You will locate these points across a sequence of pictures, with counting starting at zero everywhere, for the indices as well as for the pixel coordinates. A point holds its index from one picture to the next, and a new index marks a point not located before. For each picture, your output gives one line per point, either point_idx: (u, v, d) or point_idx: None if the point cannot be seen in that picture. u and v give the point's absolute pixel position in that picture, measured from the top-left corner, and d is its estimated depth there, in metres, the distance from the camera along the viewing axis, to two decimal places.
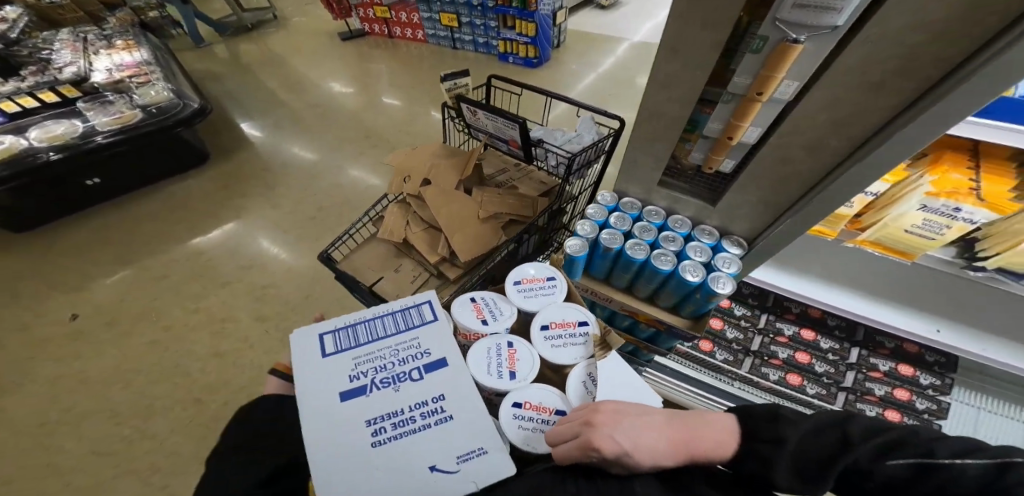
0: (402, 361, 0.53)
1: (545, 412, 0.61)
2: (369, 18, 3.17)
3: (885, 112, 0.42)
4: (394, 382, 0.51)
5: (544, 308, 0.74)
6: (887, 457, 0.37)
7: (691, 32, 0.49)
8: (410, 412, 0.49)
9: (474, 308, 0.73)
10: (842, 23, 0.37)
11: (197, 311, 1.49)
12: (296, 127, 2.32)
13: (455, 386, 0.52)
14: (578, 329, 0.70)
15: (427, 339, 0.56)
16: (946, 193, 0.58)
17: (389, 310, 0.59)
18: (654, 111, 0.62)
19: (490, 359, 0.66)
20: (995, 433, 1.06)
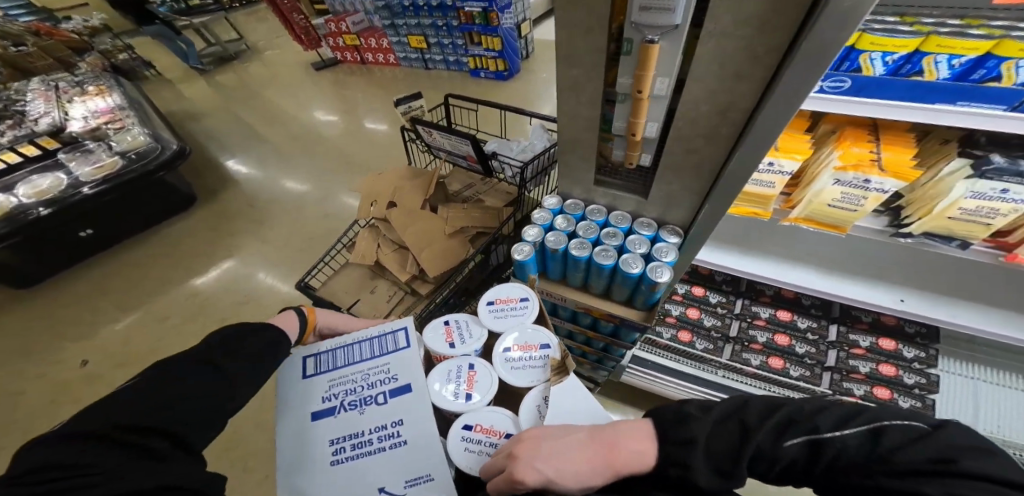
0: (371, 386, 0.59)
1: (493, 435, 0.62)
2: (340, 46, 3.30)
3: (751, 100, 0.45)
4: (360, 405, 0.57)
5: (510, 330, 0.73)
6: (784, 439, 0.40)
7: (577, 39, 0.51)
8: (370, 434, 0.54)
9: (445, 331, 0.74)
10: (683, 20, 0.41)
11: None
12: (279, 160, 2.39)
13: (415, 412, 0.56)
14: (539, 352, 0.69)
15: (397, 366, 0.60)
16: (852, 166, 0.60)
17: (369, 334, 0.64)
18: (569, 115, 0.64)
19: (448, 381, 0.68)
20: (992, 405, 1.02)
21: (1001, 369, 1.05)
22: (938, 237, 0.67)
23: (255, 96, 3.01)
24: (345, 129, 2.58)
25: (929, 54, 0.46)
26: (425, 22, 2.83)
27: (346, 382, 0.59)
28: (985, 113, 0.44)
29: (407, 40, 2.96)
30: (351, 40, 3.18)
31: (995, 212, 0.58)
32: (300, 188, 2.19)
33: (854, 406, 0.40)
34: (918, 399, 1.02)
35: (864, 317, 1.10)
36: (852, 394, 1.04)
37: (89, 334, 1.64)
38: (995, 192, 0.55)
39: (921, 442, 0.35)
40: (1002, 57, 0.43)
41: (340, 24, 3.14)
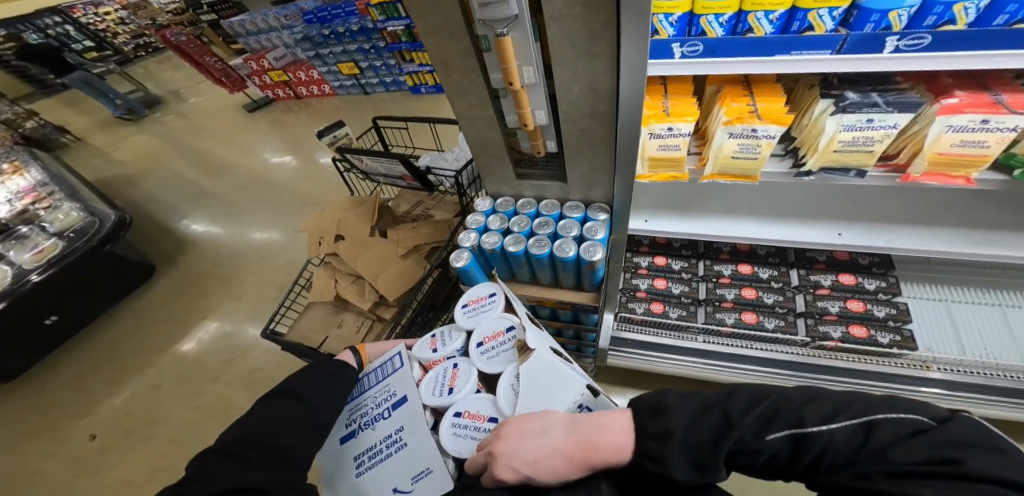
0: (376, 406, 0.63)
1: (480, 420, 0.61)
2: (268, 84, 3.27)
3: (610, 72, 0.48)
4: (371, 423, 0.61)
5: (480, 323, 0.71)
6: (768, 433, 0.35)
7: (445, 46, 0.53)
8: (382, 445, 0.59)
9: (427, 339, 0.73)
10: (521, 10, 0.43)
11: (194, 413, 1.53)
12: (234, 212, 2.35)
13: (416, 419, 0.59)
14: (506, 336, 0.67)
15: (394, 383, 0.63)
16: (738, 119, 0.65)
17: (373, 364, 0.68)
18: (468, 119, 0.65)
19: (435, 379, 0.66)
20: (972, 321, 1.04)
21: (967, 285, 1.09)
22: (834, 170, 0.70)
23: (197, 152, 2.94)
24: (295, 168, 2.56)
25: (751, 12, 0.51)
26: (351, 48, 2.85)
27: (358, 407, 0.63)
28: (817, 58, 0.50)
29: (338, 68, 2.98)
30: (278, 76, 3.17)
31: (870, 140, 0.62)
32: (258, 236, 2.15)
33: (842, 395, 0.35)
34: (895, 332, 1.03)
35: (819, 256, 1.14)
36: (830, 337, 1.05)
37: (74, 426, 1.59)
38: (862, 122, 0.60)
39: (909, 437, 0.31)
40: (806, 9, 0.49)
41: (259, 61, 3.11)
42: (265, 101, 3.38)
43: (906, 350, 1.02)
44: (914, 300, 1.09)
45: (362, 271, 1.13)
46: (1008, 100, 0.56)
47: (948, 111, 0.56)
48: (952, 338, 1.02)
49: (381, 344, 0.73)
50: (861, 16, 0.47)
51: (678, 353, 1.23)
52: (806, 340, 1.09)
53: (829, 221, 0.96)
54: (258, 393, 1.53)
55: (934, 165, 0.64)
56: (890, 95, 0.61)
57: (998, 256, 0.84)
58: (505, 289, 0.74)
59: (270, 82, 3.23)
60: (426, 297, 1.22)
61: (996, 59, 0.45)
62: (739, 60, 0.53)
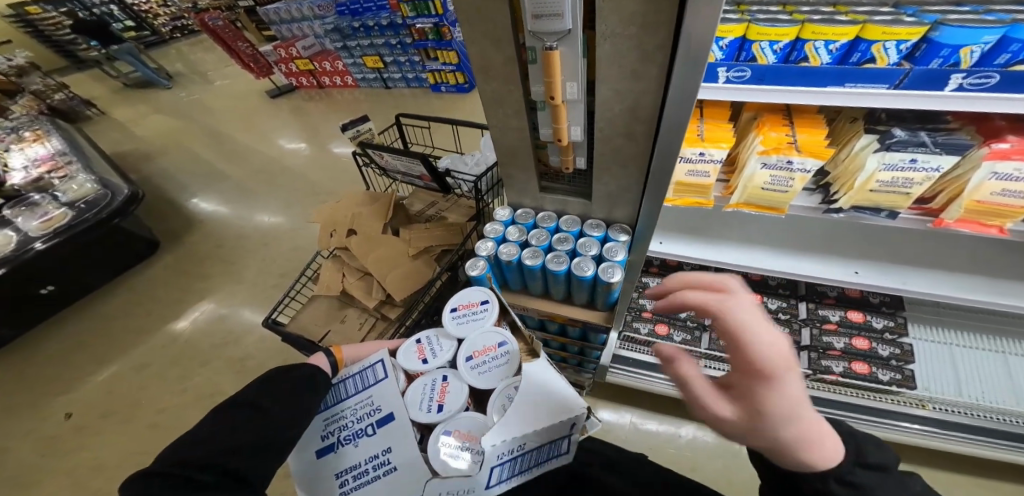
0: (358, 421, 0.58)
1: (472, 440, 0.59)
2: (293, 72, 3.32)
3: (655, 94, 0.47)
4: (354, 440, 0.57)
5: (471, 335, 0.70)
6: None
7: (488, 52, 0.52)
8: (366, 466, 0.54)
9: (416, 349, 0.70)
10: (574, 25, 0.42)
11: (183, 394, 1.52)
12: (245, 195, 2.35)
13: (404, 437, 0.56)
14: (499, 350, 0.67)
15: (378, 398, 0.58)
16: (774, 150, 0.66)
17: (349, 370, 0.63)
18: (500, 127, 0.64)
19: (423, 393, 0.64)
20: (974, 366, 1.02)
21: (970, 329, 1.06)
22: (865, 210, 0.70)
23: (215, 133, 2.96)
24: (310, 155, 2.57)
25: (809, 41, 0.50)
26: (378, 42, 2.89)
27: (337, 419, 0.59)
28: (872, 91, 0.50)
29: (362, 61, 3.03)
30: (304, 65, 3.22)
31: (911, 182, 0.62)
32: (266, 221, 2.14)
33: None
34: (897, 371, 1.01)
35: (829, 292, 1.13)
36: (831, 371, 1.04)
37: (62, 397, 1.58)
38: (904, 162, 0.60)
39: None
40: (870, 40, 0.48)
41: (289, 49, 3.15)
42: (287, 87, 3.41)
43: (905, 389, 1.01)
44: (920, 342, 1.06)
45: (371, 268, 1.12)
46: None
47: (997, 156, 0.55)
48: (950, 379, 1.01)
49: (359, 348, 0.71)
50: (930, 50, 0.47)
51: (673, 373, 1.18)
52: (807, 373, 1.08)
53: (844, 257, 0.95)
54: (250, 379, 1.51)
55: (969, 212, 0.63)
56: (939, 135, 0.60)
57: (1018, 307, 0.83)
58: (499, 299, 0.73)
59: (296, 70, 3.28)
60: (433, 300, 1.20)
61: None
62: (790, 91, 0.53)
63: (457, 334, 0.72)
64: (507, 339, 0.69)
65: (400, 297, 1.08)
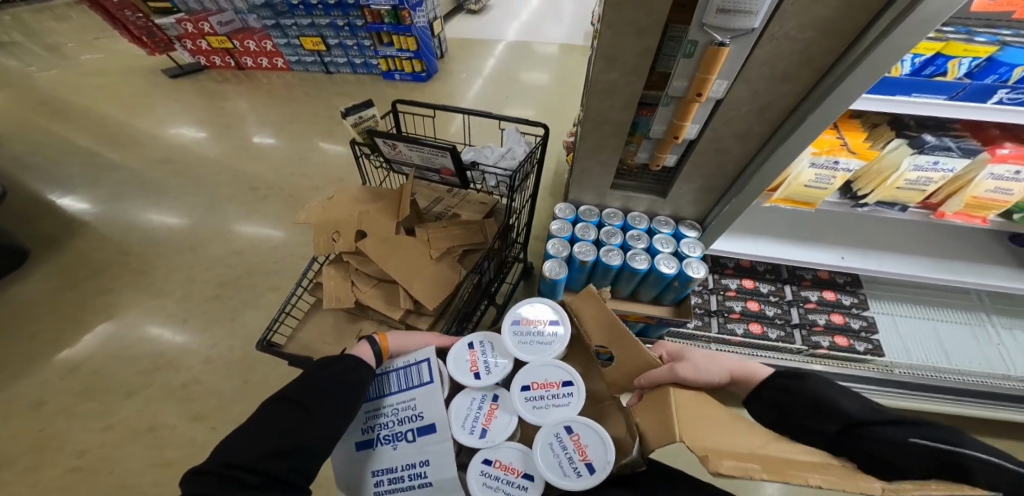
0: (401, 422, 0.57)
1: (513, 474, 0.56)
2: (202, 49, 2.92)
3: (793, 98, 0.49)
4: (394, 441, 0.57)
5: (533, 361, 0.63)
6: (905, 432, 0.35)
7: (624, 41, 0.49)
8: (403, 471, 0.54)
9: (469, 357, 0.65)
10: (759, 25, 0.42)
11: (107, 433, 1.24)
12: (151, 194, 2.02)
13: (441, 451, 0.55)
14: (562, 390, 0.60)
15: (422, 403, 0.57)
16: (825, 151, 0.73)
17: (396, 365, 0.62)
18: (597, 120, 0.61)
19: (467, 410, 0.61)
20: (911, 331, 1.32)
21: (902, 301, 1.37)
22: (884, 204, 0.80)
23: (107, 122, 2.56)
24: (227, 147, 2.27)
25: None
26: (321, 22, 2.64)
27: (378, 414, 0.59)
28: (932, 102, 0.57)
29: (299, 41, 2.73)
30: (219, 42, 2.83)
31: (929, 181, 0.72)
32: (196, 222, 1.84)
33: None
34: (868, 341, 1.25)
35: (806, 275, 1.35)
36: (821, 346, 1.25)
37: None
38: (929, 164, 0.69)
39: None
40: (951, 55, 0.54)
41: (198, 24, 2.74)
42: (193, 67, 3.01)
43: (876, 357, 1.24)
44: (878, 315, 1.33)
45: (394, 275, 1.01)
46: None
47: (998, 159, 0.67)
48: (900, 346, 1.28)
49: (406, 338, 0.66)
50: (990, 67, 0.54)
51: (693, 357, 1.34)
52: (801, 348, 1.28)
53: (831, 245, 1.13)
54: (196, 409, 1.27)
55: (966, 205, 0.76)
56: (957, 140, 0.69)
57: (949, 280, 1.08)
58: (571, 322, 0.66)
59: (207, 47, 2.89)
60: (462, 305, 1.12)
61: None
62: (870, 98, 0.59)
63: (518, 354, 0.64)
64: (573, 378, 0.61)
65: (432, 305, 0.99)
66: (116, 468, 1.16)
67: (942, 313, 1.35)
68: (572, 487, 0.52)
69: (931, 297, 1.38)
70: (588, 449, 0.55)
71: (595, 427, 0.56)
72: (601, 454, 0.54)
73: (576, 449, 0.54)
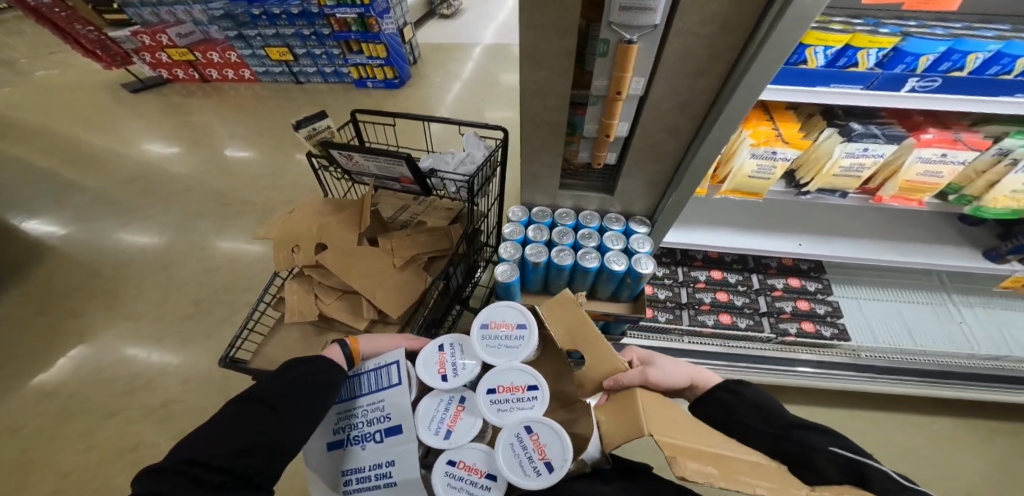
0: (369, 423, 0.57)
1: (476, 474, 0.56)
2: (164, 62, 2.87)
3: (710, 92, 0.50)
4: (362, 441, 0.56)
5: (499, 364, 0.63)
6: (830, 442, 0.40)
7: (544, 43, 0.49)
8: (370, 472, 0.54)
9: (438, 360, 0.65)
10: (661, 21, 0.42)
11: (90, 452, 1.28)
12: (119, 215, 1.99)
13: (407, 451, 0.53)
14: (527, 393, 0.60)
15: (389, 404, 0.57)
16: (763, 143, 0.75)
17: (367, 367, 0.62)
18: (533, 121, 0.62)
19: (434, 412, 0.61)
20: (877, 313, 1.36)
21: (865, 285, 1.41)
22: (826, 191, 0.83)
23: (68, 141, 2.49)
24: (194, 162, 2.23)
25: (810, 46, 0.57)
26: (287, 32, 2.60)
27: (349, 415, 0.59)
28: (849, 92, 0.60)
29: (266, 52, 2.69)
30: (181, 55, 2.77)
31: (862, 167, 0.75)
32: (165, 242, 1.84)
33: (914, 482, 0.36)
34: (834, 326, 1.29)
35: (772, 263, 1.37)
36: (788, 333, 1.27)
37: None
38: (859, 151, 0.72)
39: None
40: (859, 47, 0.56)
41: (156, 36, 2.69)
42: (155, 80, 2.96)
43: (842, 341, 1.28)
44: (844, 299, 1.37)
45: (356, 285, 0.99)
46: (965, 138, 0.70)
47: (923, 144, 0.70)
48: (865, 327, 1.32)
49: (376, 341, 0.67)
50: (897, 57, 0.56)
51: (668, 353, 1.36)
52: (770, 336, 1.29)
53: (789, 233, 1.16)
54: (179, 427, 1.30)
55: (900, 189, 0.78)
56: (884, 128, 0.72)
57: (901, 261, 1.12)
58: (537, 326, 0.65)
59: (167, 60, 2.84)
60: (430, 312, 1.11)
61: (985, 103, 0.58)
62: (794, 90, 0.61)
63: (485, 357, 0.64)
64: (539, 383, 0.61)
65: (396, 314, 0.98)
66: (103, 489, 1.20)
67: (904, 295, 1.40)
68: (531, 487, 0.51)
69: (893, 280, 1.44)
70: (548, 448, 0.54)
71: (555, 426, 0.56)
72: (558, 452, 0.53)
73: (535, 449, 0.54)
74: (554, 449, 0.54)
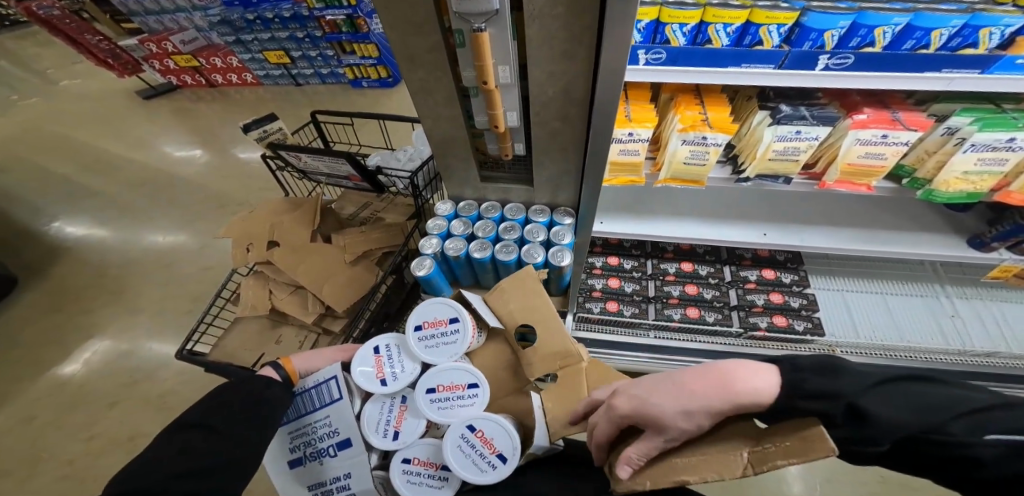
0: (320, 439, 0.63)
1: (432, 468, 0.63)
2: (171, 69, 2.95)
3: (585, 75, 0.48)
4: (320, 456, 0.63)
5: (439, 365, 0.66)
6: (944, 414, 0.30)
7: (408, 38, 0.48)
8: (331, 485, 0.62)
9: (376, 364, 0.67)
10: (501, 5, 0.41)
11: (89, 440, 1.36)
12: (124, 216, 2.09)
13: (358, 463, 0.62)
14: (465, 391, 0.65)
15: (335, 421, 0.62)
16: (691, 127, 0.71)
17: (307, 386, 0.64)
18: (432, 117, 0.61)
19: (380, 416, 0.66)
20: (863, 307, 1.26)
21: (853, 275, 1.32)
22: (767, 177, 0.78)
23: (83, 146, 2.63)
24: (192, 164, 2.32)
25: (711, 24, 0.55)
26: (281, 35, 2.64)
27: (302, 432, 0.64)
28: (762, 71, 0.56)
29: (264, 56, 2.73)
30: (186, 61, 2.85)
31: (798, 150, 0.71)
32: (163, 241, 1.94)
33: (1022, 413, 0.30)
34: (808, 319, 1.20)
35: (746, 254, 1.30)
36: (758, 327, 1.20)
37: None
38: (791, 133, 0.68)
39: None
40: (758, 24, 0.54)
41: (162, 44, 2.78)
42: (165, 86, 3.07)
43: (817, 336, 1.19)
44: (822, 291, 1.30)
45: (303, 282, 0.99)
46: (903, 117, 0.65)
47: (859, 125, 0.65)
48: (846, 320, 1.23)
49: (312, 358, 0.67)
50: (802, 33, 0.53)
51: (633, 349, 1.34)
52: (739, 331, 1.22)
53: (756, 223, 1.11)
54: (171, 416, 1.38)
55: (844, 174, 0.73)
56: (816, 109, 0.69)
57: (874, 249, 1.05)
58: (469, 317, 0.67)
59: (175, 67, 2.92)
60: (380, 307, 1.11)
61: (908, 79, 0.54)
62: (703, 71, 0.58)
63: (426, 358, 0.67)
64: (476, 380, 0.65)
65: (341, 309, 0.98)
66: (102, 473, 1.28)
67: (893, 287, 1.29)
68: (485, 481, 0.58)
69: (890, 270, 1.32)
70: (495, 442, 0.60)
71: (496, 421, 0.61)
72: (506, 447, 0.59)
73: (483, 445, 0.59)
74: (501, 442, 0.60)
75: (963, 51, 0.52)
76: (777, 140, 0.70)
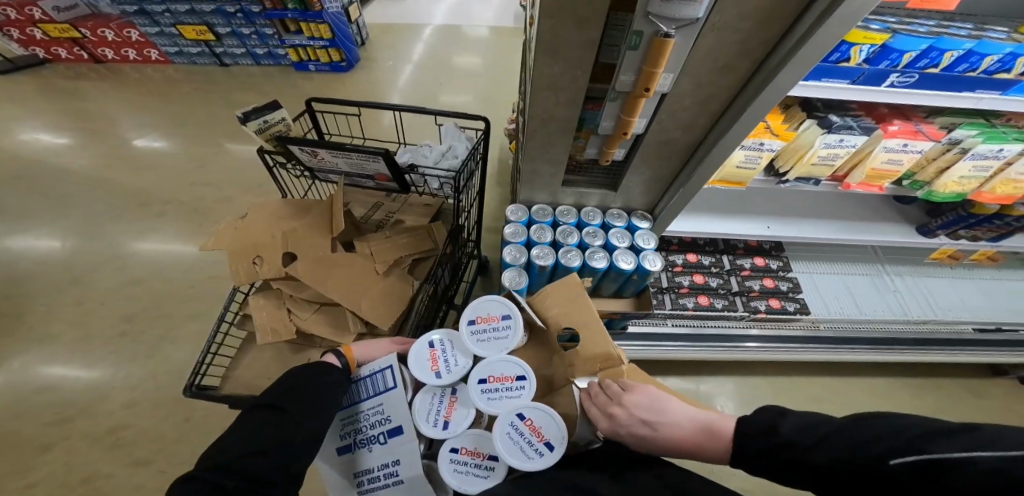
0: (371, 427, 0.56)
1: (479, 457, 0.54)
2: (39, 39, 2.37)
3: (732, 89, 0.49)
4: (368, 444, 0.56)
5: (489, 356, 0.59)
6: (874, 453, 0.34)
7: (565, 32, 0.44)
8: (376, 473, 0.54)
9: (428, 356, 0.60)
10: (702, 14, 0.39)
11: None
12: (9, 221, 1.64)
13: (409, 451, 0.54)
14: (515, 383, 0.57)
15: (388, 407, 0.56)
16: (753, 134, 0.77)
17: (363, 374, 0.59)
18: (544, 117, 0.57)
19: (430, 405, 0.58)
20: (829, 287, 1.46)
21: (821, 259, 1.52)
22: (803, 179, 0.87)
23: None
24: (98, 157, 1.87)
25: None
26: (204, 7, 2.23)
27: (353, 420, 0.57)
28: (838, 86, 0.63)
29: (177, 31, 2.28)
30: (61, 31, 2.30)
31: (837, 156, 0.79)
32: (77, 250, 1.55)
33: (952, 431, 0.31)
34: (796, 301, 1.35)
35: (740, 244, 1.44)
36: (760, 310, 1.33)
37: None
38: (835, 142, 0.76)
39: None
40: (853, 43, 0.58)
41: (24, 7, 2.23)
42: (27, 60, 2.44)
43: (805, 315, 1.35)
44: (801, 273, 1.48)
45: (337, 296, 0.88)
46: (925, 130, 0.77)
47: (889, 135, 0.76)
48: (818, 300, 1.42)
49: (372, 346, 0.63)
50: (884, 53, 0.59)
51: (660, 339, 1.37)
52: (743, 314, 1.33)
53: (760, 216, 1.22)
54: (129, 459, 1.13)
55: (866, 177, 0.84)
56: (859, 120, 0.78)
57: (852, 236, 1.22)
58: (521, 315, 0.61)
59: (43, 37, 2.35)
60: (420, 319, 1.03)
61: (946, 97, 0.64)
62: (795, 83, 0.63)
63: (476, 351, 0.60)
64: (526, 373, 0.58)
65: (386, 326, 0.89)
66: None
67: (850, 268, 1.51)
68: (533, 469, 0.50)
69: (848, 254, 1.54)
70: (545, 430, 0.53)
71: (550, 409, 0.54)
72: (556, 433, 0.52)
73: (532, 432, 0.52)
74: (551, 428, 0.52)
75: (999, 74, 0.61)
76: (822, 147, 0.78)
